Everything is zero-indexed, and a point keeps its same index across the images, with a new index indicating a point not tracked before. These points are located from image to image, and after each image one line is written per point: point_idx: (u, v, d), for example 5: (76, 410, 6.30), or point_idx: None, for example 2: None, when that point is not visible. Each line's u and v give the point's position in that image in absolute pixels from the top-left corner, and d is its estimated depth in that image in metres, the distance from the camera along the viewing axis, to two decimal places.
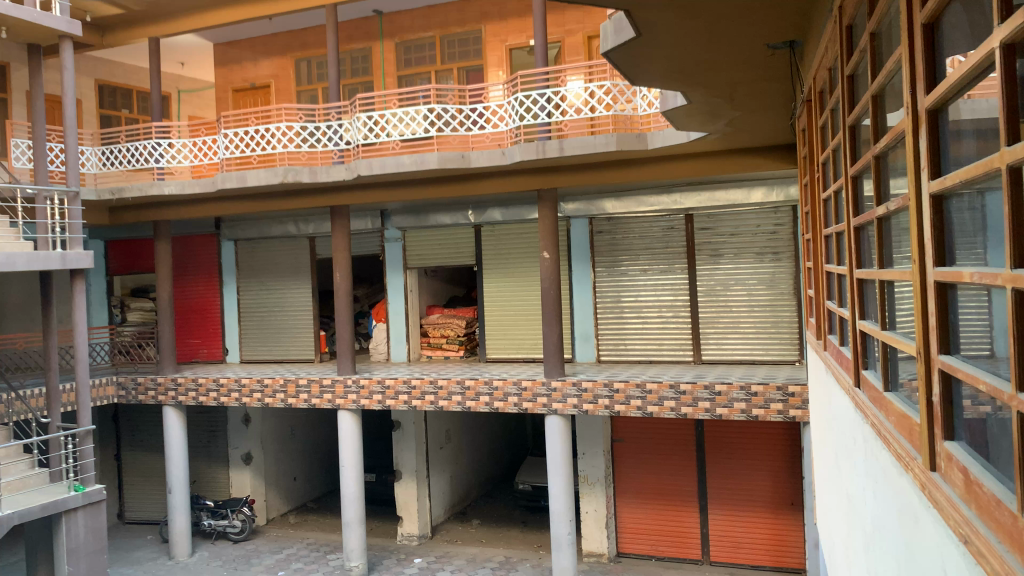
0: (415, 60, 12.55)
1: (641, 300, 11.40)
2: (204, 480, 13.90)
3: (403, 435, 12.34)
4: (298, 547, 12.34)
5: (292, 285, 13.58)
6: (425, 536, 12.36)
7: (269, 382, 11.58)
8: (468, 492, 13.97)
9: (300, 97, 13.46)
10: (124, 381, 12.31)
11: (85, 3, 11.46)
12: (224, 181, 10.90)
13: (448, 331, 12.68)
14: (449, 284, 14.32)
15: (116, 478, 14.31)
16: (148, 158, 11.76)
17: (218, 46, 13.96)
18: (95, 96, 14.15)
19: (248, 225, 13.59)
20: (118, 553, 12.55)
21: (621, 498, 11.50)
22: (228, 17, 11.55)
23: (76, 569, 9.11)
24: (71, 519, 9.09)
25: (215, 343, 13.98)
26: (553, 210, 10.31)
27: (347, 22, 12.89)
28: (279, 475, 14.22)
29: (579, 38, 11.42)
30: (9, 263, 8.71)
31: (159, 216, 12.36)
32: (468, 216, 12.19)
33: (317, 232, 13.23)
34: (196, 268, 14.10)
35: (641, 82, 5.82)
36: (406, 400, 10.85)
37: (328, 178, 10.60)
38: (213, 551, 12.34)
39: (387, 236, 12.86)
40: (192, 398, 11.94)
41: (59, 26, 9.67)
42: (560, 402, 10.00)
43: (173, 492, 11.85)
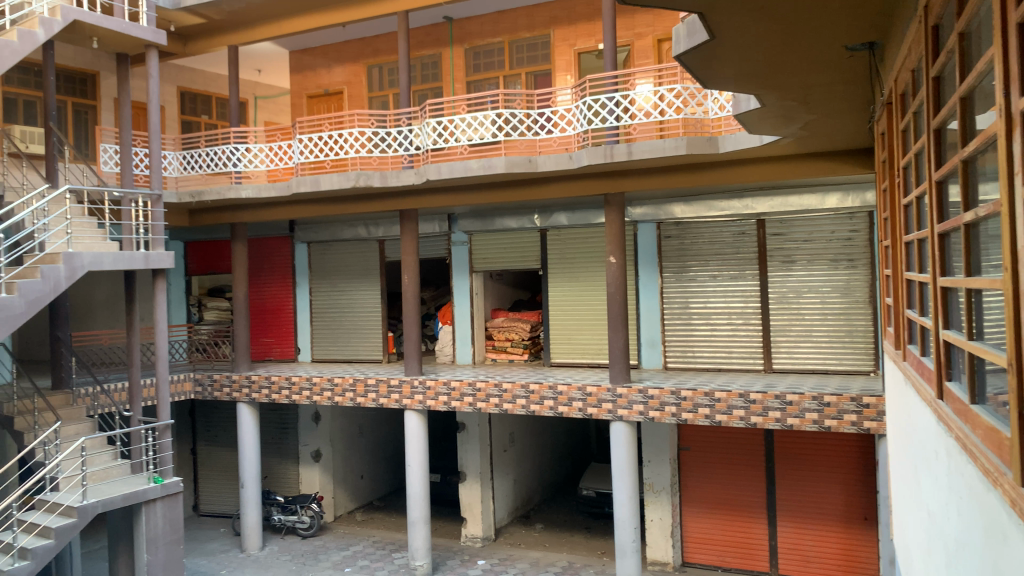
0: (483, 65, 12.63)
1: (710, 306, 11.23)
2: (276, 476, 14.27)
3: (467, 436, 12.49)
4: (364, 544, 12.54)
5: (361, 287, 13.84)
6: (488, 539, 12.43)
7: (339, 382, 11.83)
8: (532, 496, 13.99)
9: (371, 103, 13.72)
10: (200, 377, 12.70)
11: (170, 14, 11.94)
12: (299, 185, 11.17)
13: (512, 334, 12.72)
14: (514, 288, 14.37)
15: (193, 471, 14.82)
16: (226, 162, 12.15)
17: (294, 54, 14.35)
18: (177, 103, 14.69)
19: (320, 228, 13.92)
20: (193, 543, 12.99)
21: (687, 506, 11.34)
22: (304, 25, 11.88)
23: (154, 558, 9.46)
24: (150, 509, 9.45)
25: (287, 343, 14.33)
26: (620, 214, 10.24)
27: (419, 28, 13.09)
28: (348, 473, 14.51)
29: (649, 41, 11.33)
30: (97, 262, 9.11)
31: (236, 218, 12.74)
32: (534, 220, 12.24)
33: (386, 235, 13.49)
34: (271, 269, 14.51)
35: (713, 85, 5.74)
36: (471, 402, 10.92)
37: (398, 182, 10.83)
38: (282, 546, 12.65)
39: (454, 239, 13.00)
40: (265, 395, 12.28)
41: (145, 36, 10.06)
42: (625, 408, 9.91)
43: (245, 487, 12.19)
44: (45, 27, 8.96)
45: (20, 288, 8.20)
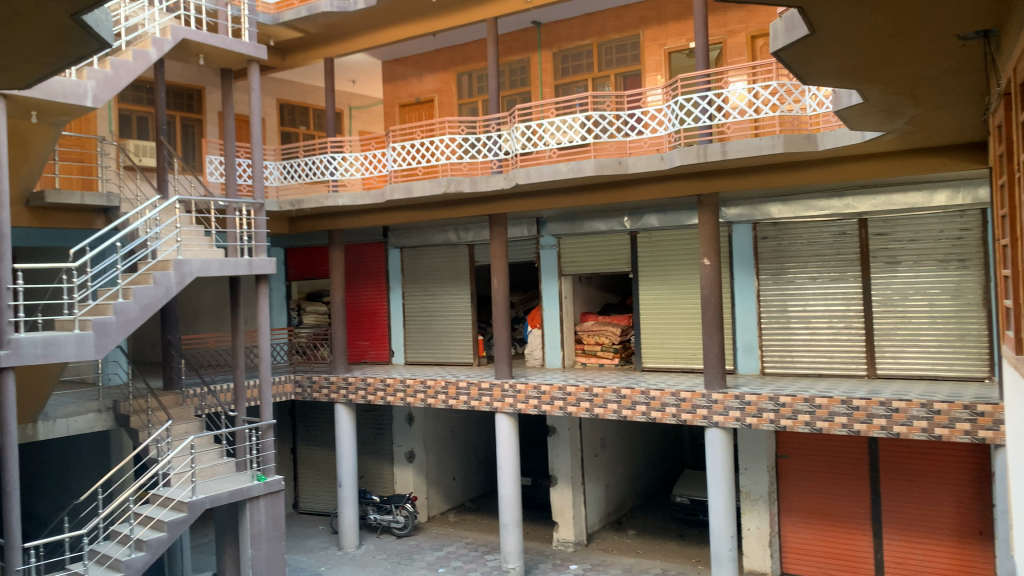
0: (572, 68, 12.63)
1: (810, 309, 10.85)
2: (371, 475, 14.63)
3: (558, 440, 12.46)
4: (457, 545, 12.69)
5: (452, 291, 14.02)
6: (580, 544, 12.36)
7: (432, 383, 12.04)
8: (624, 502, 13.85)
9: (461, 110, 13.91)
10: (300, 379, 13.16)
11: (270, 29, 12.41)
12: (392, 192, 11.45)
13: (603, 338, 12.61)
14: (603, 291, 14.28)
15: (293, 470, 15.33)
16: (323, 171, 12.55)
17: (387, 64, 14.69)
18: (277, 114, 15.26)
19: (413, 233, 14.21)
20: (294, 540, 13.45)
21: (786, 516, 11.00)
22: (397, 36, 12.16)
23: (258, 553, 9.83)
24: (254, 506, 9.81)
25: (382, 346, 14.68)
26: (714, 215, 10.04)
27: (507, 34, 13.20)
28: (440, 475, 14.71)
29: (742, 38, 11.07)
30: (205, 269, 9.56)
31: (333, 225, 13.14)
32: (625, 222, 12.14)
33: (476, 239, 13.65)
34: (366, 273, 14.87)
35: (812, 81, 5.55)
36: (562, 406, 10.87)
37: (488, 186, 10.93)
38: (379, 544, 12.93)
39: (543, 243, 13.04)
40: (361, 396, 12.62)
41: (247, 52, 10.51)
42: (721, 414, 9.68)
43: (343, 486, 12.53)
44: (157, 46, 9.45)
45: (135, 293, 8.67)
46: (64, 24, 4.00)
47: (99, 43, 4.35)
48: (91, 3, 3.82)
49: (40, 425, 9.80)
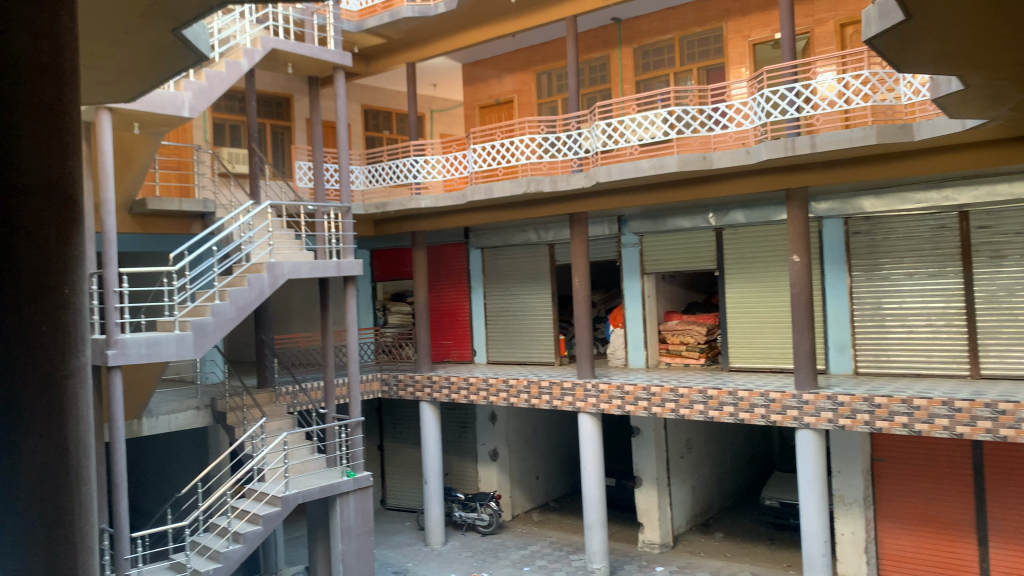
0: (653, 63, 12.47)
1: (906, 307, 10.42)
2: (455, 473, 14.85)
3: (642, 441, 12.37)
4: (542, 544, 12.71)
5: (533, 290, 14.04)
6: (667, 545, 12.21)
7: (514, 383, 12.11)
8: (711, 504, 13.60)
9: (541, 109, 13.92)
10: (387, 377, 13.45)
11: (354, 36, 12.71)
12: (473, 194, 11.56)
13: (687, 338, 12.39)
14: (688, 289, 14.05)
15: (380, 467, 15.67)
16: (406, 174, 12.78)
17: (467, 66, 14.84)
18: (361, 120, 15.63)
19: (494, 233, 14.32)
20: (382, 536, 13.74)
21: (883, 521, 10.61)
22: (478, 37, 12.27)
23: (348, 548, 10.07)
24: (344, 501, 10.06)
25: (464, 345, 14.84)
26: (803, 209, 9.75)
27: (587, 32, 13.15)
28: (524, 474, 14.77)
29: (831, 26, 10.71)
30: (296, 271, 9.86)
31: (416, 227, 13.36)
32: (709, 219, 11.93)
33: (557, 238, 13.62)
34: (448, 274, 15.08)
35: (908, 69, 5.31)
36: (646, 406, 10.76)
37: (568, 185, 10.89)
38: (464, 542, 13.08)
39: (624, 241, 12.94)
40: (445, 395, 12.82)
41: (332, 59, 10.82)
42: (813, 415, 9.39)
43: (429, 483, 12.73)
44: (248, 56, 9.81)
45: (231, 295, 9.00)
46: (166, 39, 4.22)
47: (197, 56, 4.57)
48: (189, 17, 4.02)
49: (144, 421, 10.34)
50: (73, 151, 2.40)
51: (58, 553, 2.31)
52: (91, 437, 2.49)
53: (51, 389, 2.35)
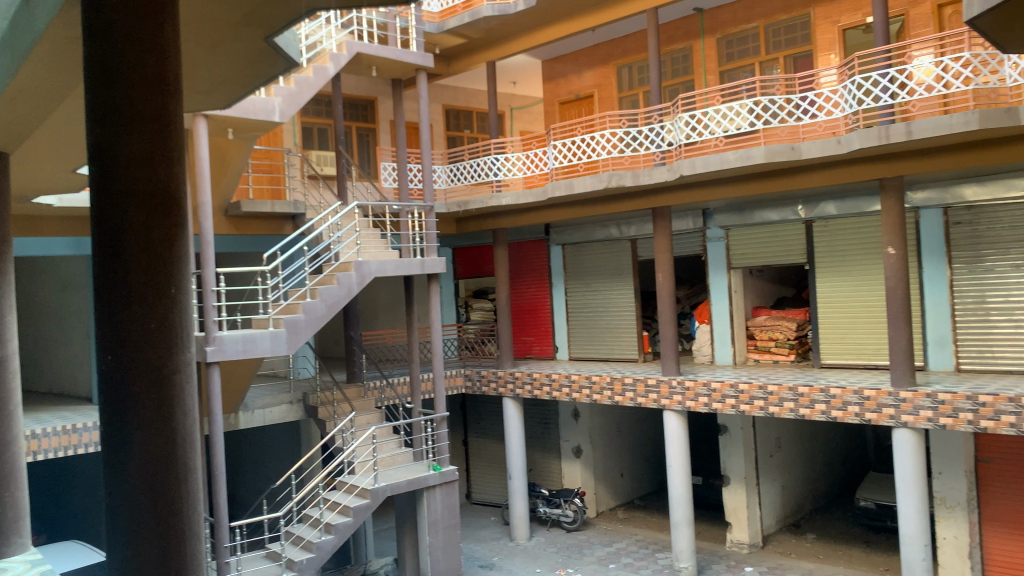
0: (738, 53, 12.19)
1: (1013, 300, 9.86)
2: (540, 469, 14.93)
3: (730, 439, 12.16)
4: (628, 542, 12.61)
5: (616, 286, 13.92)
6: (756, 546, 11.94)
7: (597, 379, 12.05)
8: (802, 504, 13.22)
9: (622, 103, 13.80)
10: (470, 373, 13.62)
11: (435, 37, 12.88)
12: (555, 190, 11.56)
13: (777, 333, 12.10)
14: (777, 284, 13.67)
15: (465, 462, 15.87)
16: (488, 172, 12.89)
17: (547, 62, 14.85)
18: (442, 120, 15.85)
19: (575, 229, 14.28)
20: (467, 530, 13.90)
21: (988, 525, 10.09)
22: (558, 34, 12.25)
23: (435, 541, 10.21)
24: (430, 495, 10.23)
25: (546, 341, 14.87)
26: (898, 200, 9.37)
27: (668, 23, 12.96)
28: (608, 471, 14.69)
29: (927, 7, 10.24)
30: (382, 270, 10.07)
31: (497, 224, 13.45)
32: (798, 211, 11.59)
33: (639, 233, 13.47)
34: (530, 270, 15.16)
35: (1012, 49, 5.01)
36: (734, 404, 10.53)
37: (651, 180, 10.74)
38: (549, 537, 13.12)
39: (710, 236, 12.70)
40: (528, 391, 12.88)
41: (414, 60, 10.99)
42: (911, 414, 9.00)
43: (513, 478, 12.81)
44: (335, 61, 10.07)
45: (321, 293, 9.27)
46: (259, 47, 4.37)
47: (288, 63, 4.73)
48: (281, 26, 4.15)
49: (241, 415, 10.81)
50: (173, 174, 2.89)
51: (169, 518, 2.85)
52: (195, 415, 3.01)
53: (162, 377, 2.86)
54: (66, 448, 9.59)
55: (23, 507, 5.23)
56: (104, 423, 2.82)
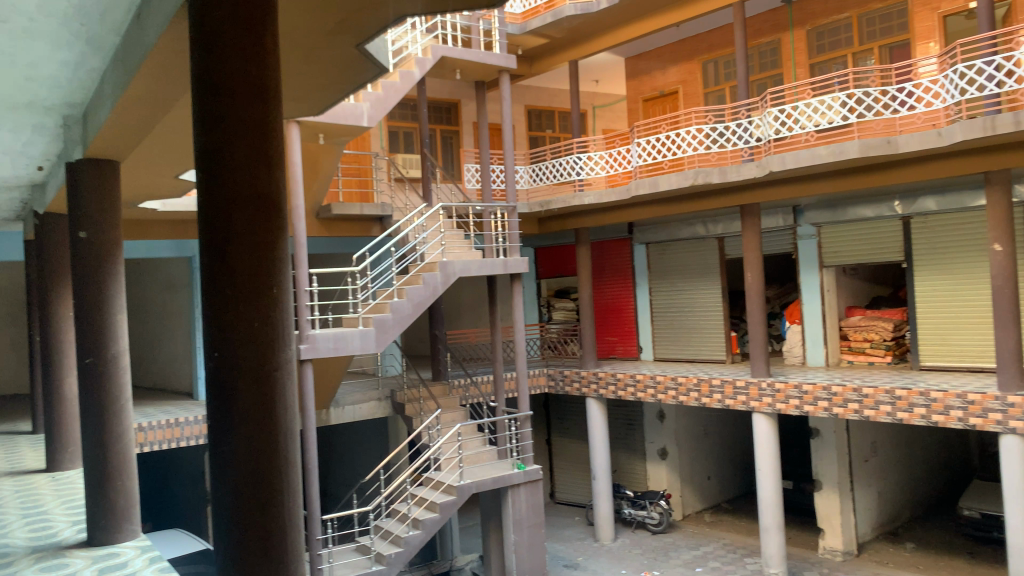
0: (829, 44, 11.81)
1: None
2: (624, 470, 14.90)
3: (822, 443, 11.78)
4: (715, 546, 12.39)
5: (701, 285, 13.69)
6: (850, 554, 11.53)
7: (683, 381, 11.90)
8: (900, 512, 12.69)
9: (707, 99, 13.55)
10: (553, 372, 13.65)
11: (518, 38, 12.95)
12: (638, 188, 11.44)
13: (872, 334, 11.67)
14: (872, 282, 13.17)
15: (550, 462, 15.90)
16: (571, 172, 12.88)
17: (631, 60, 14.74)
18: (525, 120, 15.93)
19: (660, 228, 14.13)
20: (551, 529, 13.91)
21: None
22: (641, 31, 12.14)
23: (520, 539, 10.26)
24: (515, 493, 10.29)
25: (630, 342, 14.75)
26: (1005, 193, 8.89)
27: (755, 16, 12.66)
28: (695, 473, 14.46)
29: None
30: (466, 270, 10.18)
31: (580, 224, 13.41)
32: (895, 207, 11.16)
33: (727, 232, 13.21)
34: (613, 270, 15.08)
35: None
36: (826, 407, 10.21)
37: (739, 176, 10.51)
38: (634, 539, 13.01)
39: (800, 233, 12.37)
40: (612, 391, 12.81)
41: (497, 62, 11.08)
42: (1019, 420, 8.51)
43: (597, 479, 12.75)
44: (420, 64, 10.26)
45: (408, 292, 9.45)
46: (350, 54, 4.48)
47: (377, 68, 4.85)
48: (372, 32, 4.24)
49: (332, 411, 11.19)
50: (272, 178, 3.00)
51: (270, 510, 2.97)
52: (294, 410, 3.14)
53: (264, 374, 2.98)
54: (170, 440, 10.08)
55: (134, 496, 5.53)
56: (211, 417, 2.96)
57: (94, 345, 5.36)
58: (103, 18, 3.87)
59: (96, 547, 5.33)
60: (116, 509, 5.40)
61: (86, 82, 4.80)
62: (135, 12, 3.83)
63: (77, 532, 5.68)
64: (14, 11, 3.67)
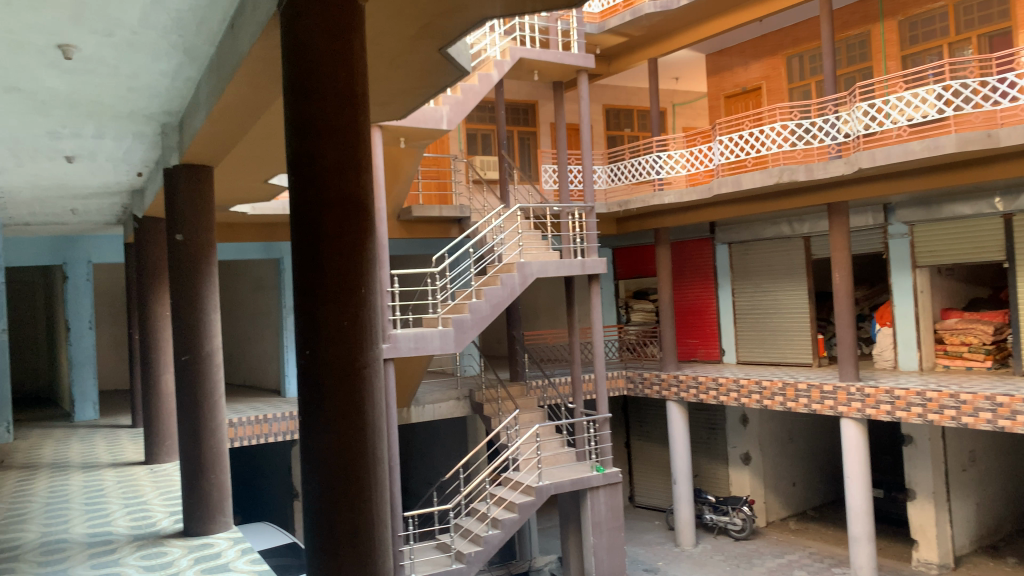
0: (923, 35, 11.31)
1: None
2: (706, 474, 14.64)
3: (915, 450, 11.29)
4: (801, 554, 12.03)
5: (786, 287, 13.34)
6: (946, 567, 11.02)
7: (768, 384, 11.62)
8: (1000, 524, 12.06)
9: (792, 95, 13.17)
10: (632, 374, 13.55)
11: (596, 38, 12.88)
12: (721, 187, 11.22)
13: (970, 338, 11.12)
14: (970, 283, 12.56)
15: (629, 465, 15.75)
16: (650, 171, 12.72)
17: (712, 57, 14.47)
18: (603, 120, 15.84)
19: (743, 228, 13.84)
20: (631, 532, 13.78)
21: None
22: (722, 27, 11.91)
23: (599, 541, 10.21)
24: (594, 495, 10.22)
25: (712, 344, 14.48)
26: None
27: (844, 8, 12.25)
28: (780, 479, 14.08)
29: None
30: (544, 271, 10.18)
31: (659, 223, 13.20)
32: (995, 204, 10.63)
33: (813, 231, 12.83)
34: (694, 271, 14.82)
35: None
36: (919, 413, 9.77)
37: (826, 174, 10.17)
38: (716, 545, 12.76)
39: (892, 232, 11.92)
40: (693, 394, 12.60)
41: (576, 62, 11.05)
42: None
43: (679, 483, 12.54)
44: (498, 67, 10.33)
45: (486, 293, 9.50)
46: (433, 58, 4.53)
47: (458, 71, 4.88)
48: (454, 36, 4.27)
49: (413, 410, 11.37)
50: (360, 180, 3.06)
51: (360, 505, 3.03)
52: (382, 409, 3.20)
53: (354, 371, 3.04)
54: (259, 436, 10.43)
55: (227, 489, 5.73)
56: (305, 413, 3.05)
57: (190, 343, 5.60)
58: (199, 28, 4.02)
59: (192, 537, 5.55)
60: (210, 502, 5.60)
61: (183, 91, 5.00)
62: (229, 23, 3.97)
63: (174, 522, 5.93)
64: (118, 24, 3.85)
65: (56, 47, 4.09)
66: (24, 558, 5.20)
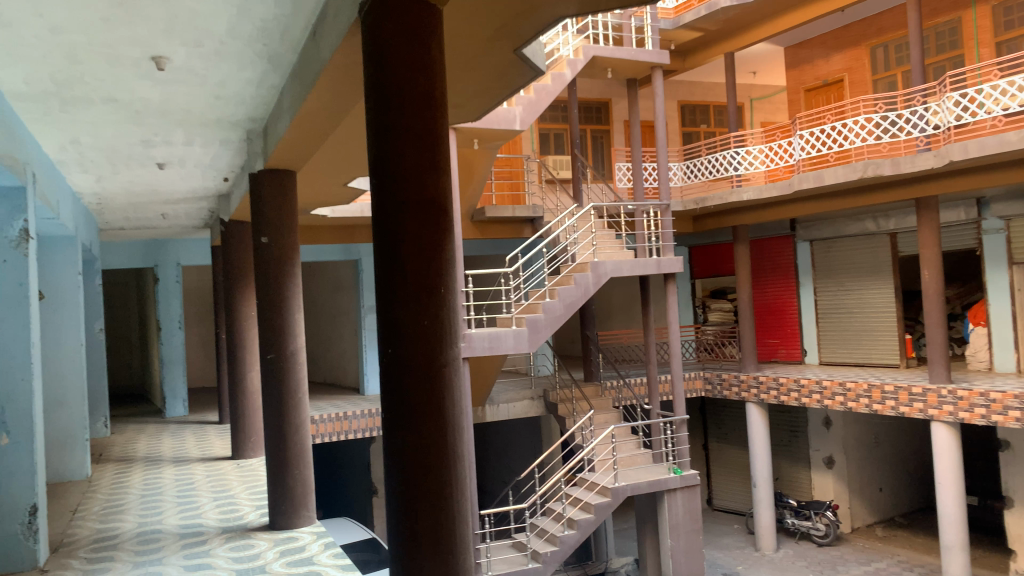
0: (1018, 20, 10.76)
1: None
2: (786, 478, 14.28)
3: (1013, 456, 10.77)
4: (888, 562, 11.61)
5: (871, 285, 12.89)
6: None
7: (852, 386, 11.26)
8: None
9: (876, 86, 12.71)
10: (710, 375, 13.33)
11: (671, 33, 12.71)
12: (801, 182, 10.92)
13: None
14: None
15: (706, 467, 15.49)
16: (727, 167, 12.48)
17: (791, 49, 14.10)
18: (677, 117, 15.63)
19: (826, 224, 13.50)
20: (709, 536, 13.55)
21: None
22: (801, 18, 11.60)
23: (677, 544, 10.06)
24: (672, 497, 10.08)
25: (793, 344, 14.09)
26: None
27: None
28: (865, 484, 13.61)
29: None
30: (618, 271, 10.08)
31: (736, 221, 12.92)
32: None
33: (900, 227, 12.41)
34: (774, 269, 14.46)
35: None
36: (1017, 417, 9.28)
37: (913, 167, 9.77)
38: (798, 550, 12.42)
39: (986, 227, 11.38)
40: (773, 396, 12.30)
41: (650, 59, 10.94)
42: None
43: (758, 487, 12.24)
44: (571, 66, 10.31)
45: (560, 293, 9.49)
46: (508, 59, 4.54)
47: (533, 71, 4.89)
48: (529, 36, 4.27)
49: (487, 409, 11.47)
50: (439, 182, 3.11)
51: (440, 502, 3.07)
52: (460, 407, 3.23)
53: (434, 370, 3.08)
54: (339, 433, 10.67)
55: (310, 484, 5.88)
56: (386, 411, 3.11)
57: (275, 342, 5.78)
58: (282, 37, 4.14)
59: (277, 530, 5.71)
60: (294, 497, 5.76)
61: (267, 97, 5.16)
62: (310, 31, 4.07)
63: (260, 516, 6.12)
64: (208, 34, 4.01)
65: (150, 59, 4.28)
66: (122, 547, 5.47)
